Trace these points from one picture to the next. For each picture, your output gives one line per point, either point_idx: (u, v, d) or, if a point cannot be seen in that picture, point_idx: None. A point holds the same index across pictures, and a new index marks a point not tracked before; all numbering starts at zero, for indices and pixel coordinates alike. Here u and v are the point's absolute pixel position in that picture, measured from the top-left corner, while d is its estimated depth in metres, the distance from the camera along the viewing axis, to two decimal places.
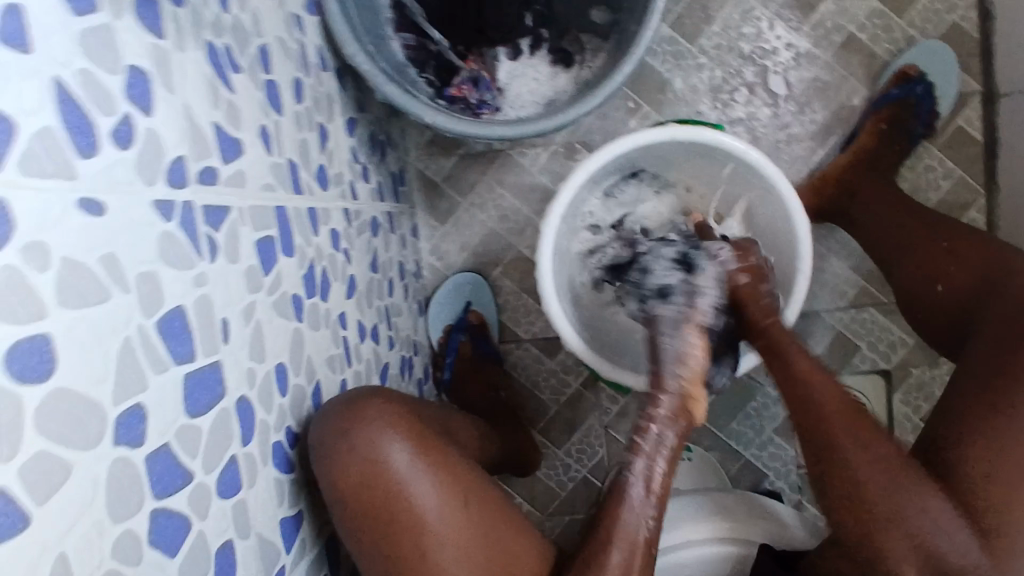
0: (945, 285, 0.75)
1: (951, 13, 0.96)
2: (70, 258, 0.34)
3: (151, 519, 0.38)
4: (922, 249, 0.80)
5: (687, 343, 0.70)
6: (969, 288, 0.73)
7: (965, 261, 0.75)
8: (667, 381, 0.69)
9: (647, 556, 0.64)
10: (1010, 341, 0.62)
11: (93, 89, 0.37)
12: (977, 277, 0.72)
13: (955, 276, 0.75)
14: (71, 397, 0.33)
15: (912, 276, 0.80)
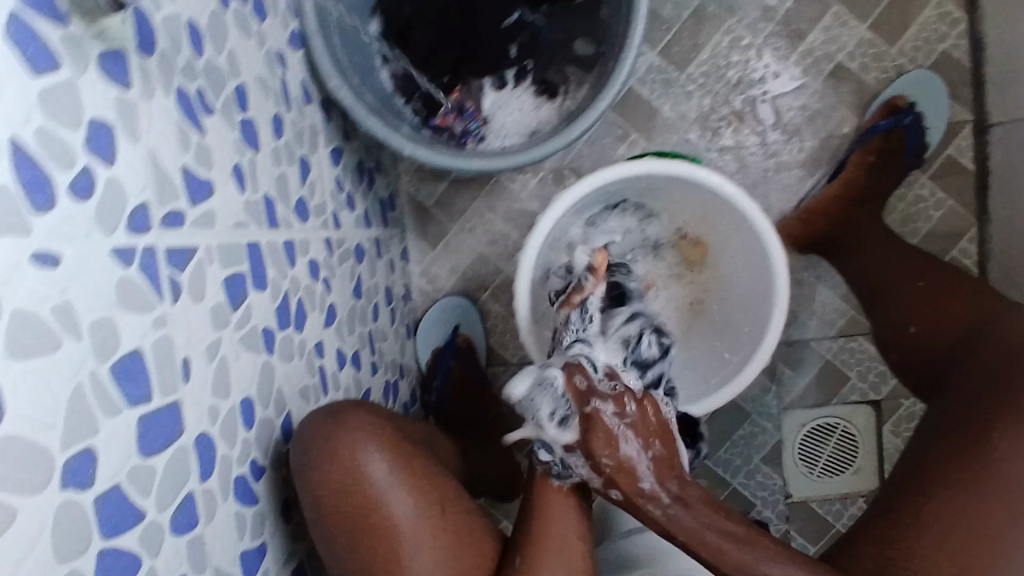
0: (927, 328, 0.79)
1: (942, 43, 0.96)
2: (21, 310, 0.36)
3: (97, 560, 0.40)
4: (908, 293, 0.83)
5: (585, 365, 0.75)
6: (951, 335, 0.76)
7: (949, 308, 0.78)
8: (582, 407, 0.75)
9: None
10: (995, 390, 0.66)
11: (51, 145, 0.39)
12: (958, 327, 0.76)
13: (939, 324, 0.78)
14: (15, 445, 0.35)
15: (892, 319, 0.83)
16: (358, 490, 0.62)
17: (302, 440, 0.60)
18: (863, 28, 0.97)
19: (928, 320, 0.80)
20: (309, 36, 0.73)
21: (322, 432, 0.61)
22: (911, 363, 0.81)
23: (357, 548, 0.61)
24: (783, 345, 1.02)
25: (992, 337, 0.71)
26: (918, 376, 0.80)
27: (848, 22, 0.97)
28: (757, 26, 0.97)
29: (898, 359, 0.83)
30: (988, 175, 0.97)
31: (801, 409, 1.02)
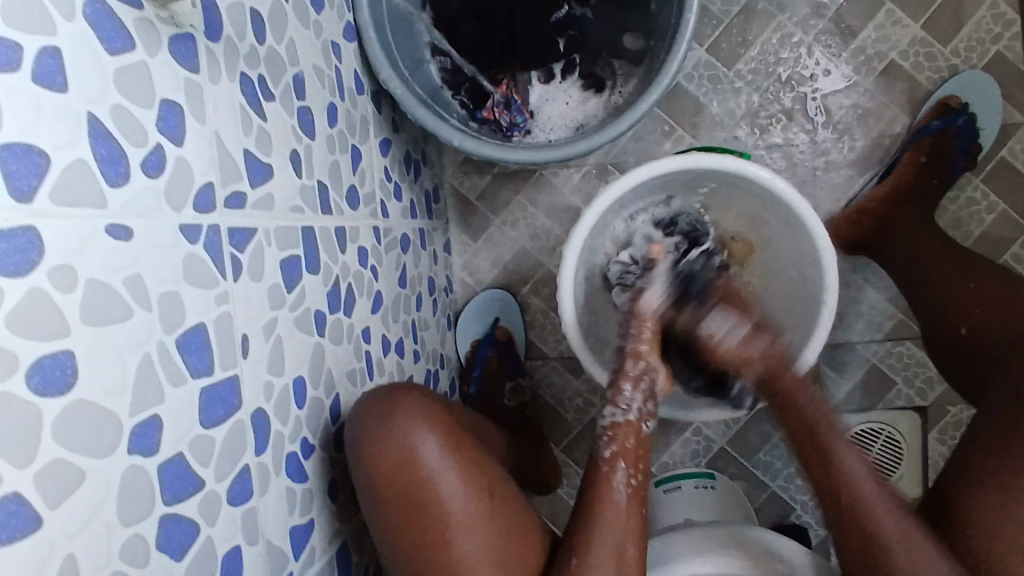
0: (969, 328, 0.77)
1: (996, 43, 0.94)
2: (95, 279, 0.37)
3: (160, 524, 0.41)
4: (952, 293, 0.81)
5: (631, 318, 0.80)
6: (993, 334, 0.74)
7: (992, 306, 0.76)
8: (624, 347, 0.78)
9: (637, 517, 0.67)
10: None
11: (124, 123, 0.40)
12: (1005, 328, 0.73)
13: (983, 322, 0.76)
14: (90, 408, 0.36)
15: (942, 321, 0.80)
16: (411, 472, 0.61)
17: (357, 423, 0.61)
18: (917, 26, 0.95)
19: (977, 320, 0.77)
20: (363, 29, 0.75)
21: (376, 414, 0.61)
22: (955, 364, 0.79)
23: (408, 530, 0.60)
24: (829, 348, 1.00)
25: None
26: (964, 375, 0.78)
27: (902, 20, 0.95)
28: (808, 23, 0.96)
29: (944, 360, 0.81)
30: None
31: (845, 413, 1.00)
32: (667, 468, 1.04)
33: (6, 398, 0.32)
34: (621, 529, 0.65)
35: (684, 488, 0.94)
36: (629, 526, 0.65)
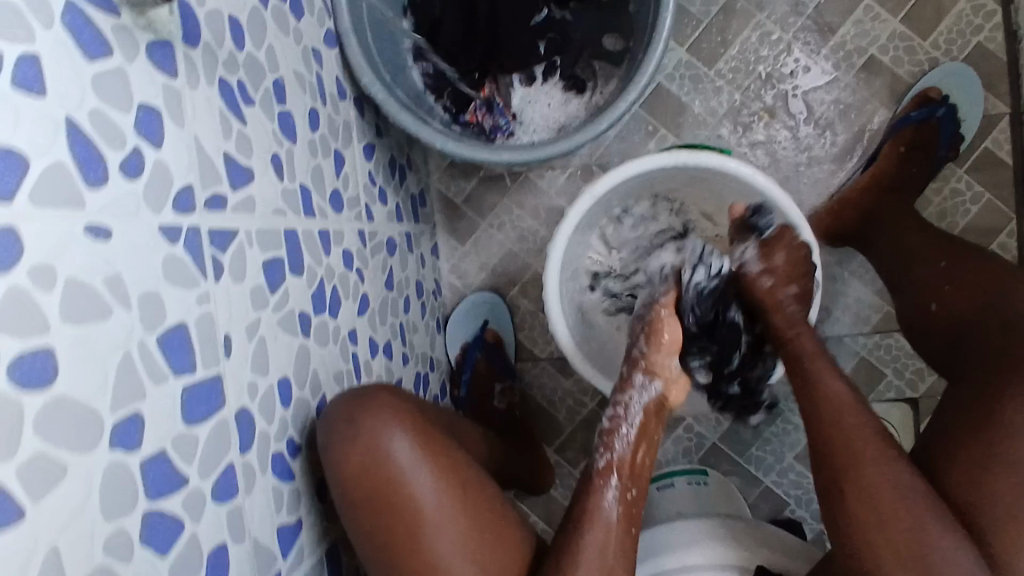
0: (939, 304, 0.77)
1: (976, 35, 0.95)
2: (74, 279, 0.38)
3: (143, 520, 0.41)
4: (926, 274, 0.81)
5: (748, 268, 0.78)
6: (964, 308, 0.74)
7: (961, 280, 0.76)
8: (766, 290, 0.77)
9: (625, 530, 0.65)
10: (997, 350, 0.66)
11: (103, 127, 0.41)
12: (978, 302, 0.72)
13: (955, 296, 0.75)
14: (71, 404, 0.37)
15: (916, 300, 0.80)
16: (384, 473, 0.61)
17: (325, 428, 0.61)
18: (895, 21, 0.96)
19: (947, 296, 0.77)
20: (344, 36, 0.76)
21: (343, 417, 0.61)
22: (927, 341, 0.79)
23: (381, 529, 0.60)
24: None
25: (1014, 309, 0.68)
26: (935, 352, 0.77)
27: (880, 15, 0.96)
28: (787, 21, 0.97)
29: (915, 339, 0.80)
30: None
31: None
32: (659, 466, 1.04)
33: None
34: (606, 533, 0.64)
35: (677, 485, 0.94)
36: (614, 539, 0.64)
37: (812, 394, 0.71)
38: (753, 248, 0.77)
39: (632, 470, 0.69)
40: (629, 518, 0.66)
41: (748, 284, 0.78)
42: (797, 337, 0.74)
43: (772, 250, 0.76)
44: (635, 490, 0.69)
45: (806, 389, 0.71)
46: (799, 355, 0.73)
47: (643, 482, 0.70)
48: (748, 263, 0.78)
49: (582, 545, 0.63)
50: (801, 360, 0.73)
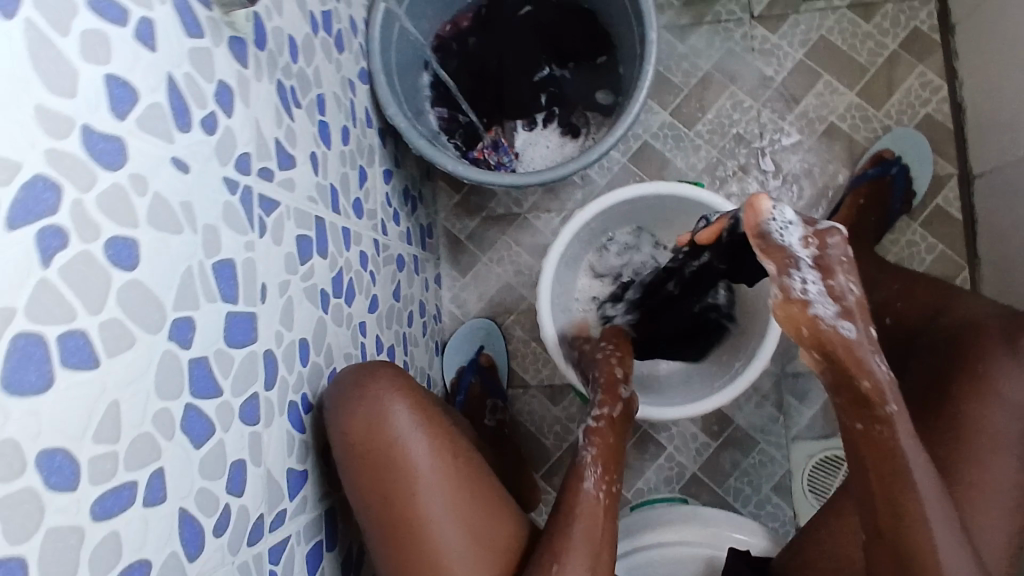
0: (893, 317, 0.86)
1: (925, 106, 1.10)
2: (159, 194, 0.47)
3: (185, 410, 0.48)
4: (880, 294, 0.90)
5: (820, 306, 0.59)
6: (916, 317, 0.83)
7: (912, 298, 0.85)
8: (840, 331, 0.59)
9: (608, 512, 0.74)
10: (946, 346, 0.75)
11: (192, 87, 0.51)
12: (926, 308, 0.83)
13: (907, 310, 0.85)
14: (145, 289, 0.44)
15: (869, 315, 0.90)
16: (383, 437, 0.67)
17: (334, 394, 0.67)
18: (852, 94, 1.11)
19: (900, 311, 0.86)
20: (374, 74, 0.88)
21: (350, 384, 0.67)
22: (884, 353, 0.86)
23: (378, 486, 0.66)
24: (790, 378, 1.08)
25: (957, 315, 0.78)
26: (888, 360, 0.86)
27: (838, 89, 1.11)
28: (757, 92, 1.12)
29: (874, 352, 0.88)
30: (976, 223, 1.07)
31: (808, 440, 1.06)
32: (642, 495, 1.08)
33: (88, 256, 0.40)
34: (594, 516, 0.73)
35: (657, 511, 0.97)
36: (601, 529, 0.72)
37: (896, 498, 0.62)
38: (812, 273, 0.59)
39: (610, 459, 0.78)
40: (609, 504, 0.74)
41: (816, 334, 0.59)
42: (890, 428, 0.61)
43: (837, 276, 0.59)
44: (613, 475, 0.76)
45: (890, 483, 0.62)
46: (888, 448, 0.61)
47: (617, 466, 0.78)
48: (814, 304, 0.59)
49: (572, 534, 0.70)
50: (891, 453, 0.61)
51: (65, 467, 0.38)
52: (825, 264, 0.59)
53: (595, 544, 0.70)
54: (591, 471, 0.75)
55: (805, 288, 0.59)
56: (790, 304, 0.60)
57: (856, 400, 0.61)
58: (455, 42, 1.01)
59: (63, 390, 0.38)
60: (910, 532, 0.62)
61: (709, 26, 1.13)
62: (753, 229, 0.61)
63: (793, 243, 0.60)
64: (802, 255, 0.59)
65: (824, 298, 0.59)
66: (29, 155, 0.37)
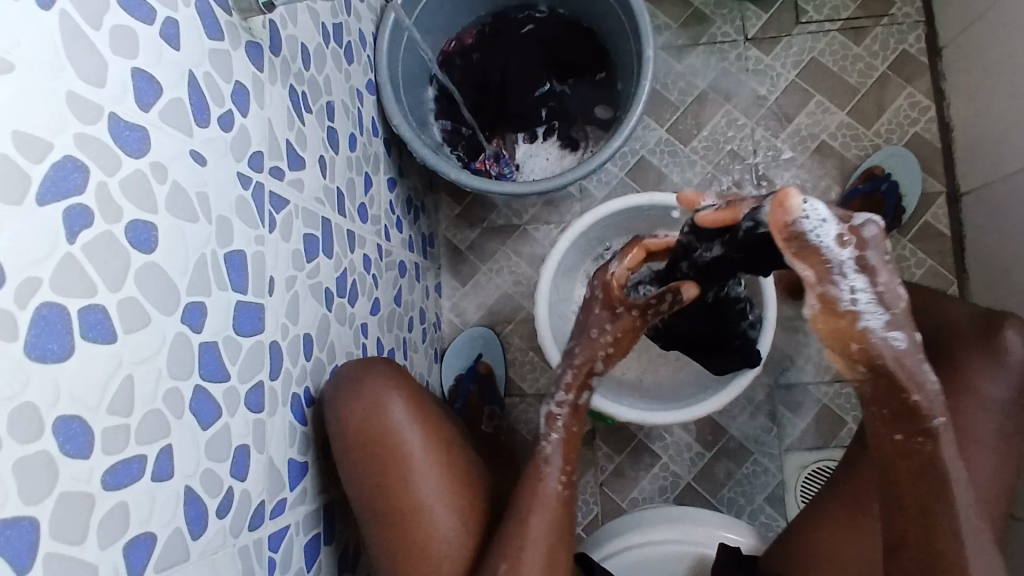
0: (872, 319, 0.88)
1: (914, 126, 1.14)
2: (177, 184, 0.49)
3: (194, 391, 0.49)
4: None
5: (870, 317, 0.54)
6: None
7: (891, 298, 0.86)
8: (892, 340, 0.55)
9: (565, 513, 0.70)
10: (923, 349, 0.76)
11: (211, 86, 0.54)
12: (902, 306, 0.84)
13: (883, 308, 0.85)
14: (160, 272, 0.46)
15: None
16: (382, 427, 0.70)
17: (333, 386, 0.69)
18: (842, 113, 1.15)
19: None
20: (381, 85, 0.91)
21: (349, 377, 0.70)
22: None
23: (374, 474, 0.69)
24: (783, 389, 1.10)
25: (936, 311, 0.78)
26: None
27: (829, 108, 1.15)
28: (750, 110, 1.16)
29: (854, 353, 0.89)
30: (964, 239, 1.10)
31: (801, 451, 1.07)
32: (636, 504, 1.09)
33: (110, 236, 0.42)
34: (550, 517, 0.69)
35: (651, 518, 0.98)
36: (559, 526, 0.69)
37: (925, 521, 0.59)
38: (858, 277, 0.54)
39: (569, 449, 0.73)
40: (568, 497, 0.71)
41: (866, 349, 0.55)
42: (933, 441, 0.58)
43: (881, 276, 0.54)
44: (572, 465, 0.72)
45: (923, 499, 0.59)
46: (928, 463, 0.58)
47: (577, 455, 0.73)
48: (865, 314, 0.54)
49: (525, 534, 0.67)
50: (932, 468, 0.58)
51: (79, 435, 0.39)
52: (867, 262, 0.54)
53: (552, 542, 0.68)
54: (551, 463, 0.71)
55: (854, 299, 0.54)
56: (839, 318, 0.55)
57: (898, 412, 0.58)
58: (459, 58, 1.05)
59: (83, 361, 0.39)
60: (944, 550, 0.58)
61: (705, 48, 1.18)
62: (784, 235, 0.53)
63: (830, 245, 0.53)
64: (842, 260, 0.54)
65: (875, 305, 0.54)
66: (59, 138, 0.39)
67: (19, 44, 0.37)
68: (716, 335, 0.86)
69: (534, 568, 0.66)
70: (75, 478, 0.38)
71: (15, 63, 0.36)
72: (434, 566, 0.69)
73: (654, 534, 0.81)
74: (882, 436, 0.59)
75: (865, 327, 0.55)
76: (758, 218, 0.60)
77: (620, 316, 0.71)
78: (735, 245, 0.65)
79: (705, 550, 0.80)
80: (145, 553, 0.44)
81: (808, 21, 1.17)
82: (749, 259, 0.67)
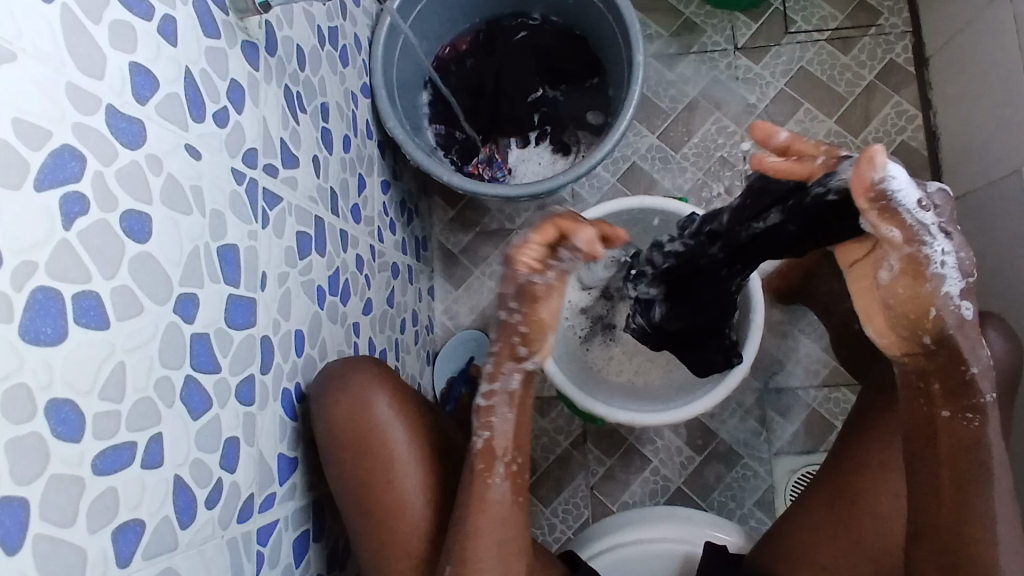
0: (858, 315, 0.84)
1: (900, 134, 1.16)
2: (173, 177, 0.50)
3: (185, 381, 0.50)
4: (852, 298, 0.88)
5: (951, 280, 0.56)
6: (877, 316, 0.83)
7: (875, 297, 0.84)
8: (964, 307, 0.57)
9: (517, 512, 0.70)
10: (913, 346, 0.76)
11: (207, 83, 0.55)
12: None
13: None
14: (153, 262, 0.47)
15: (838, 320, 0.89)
16: (365, 423, 0.70)
17: (318, 382, 0.69)
18: (831, 121, 1.17)
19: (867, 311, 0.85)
20: (375, 88, 0.92)
21: (335, 373, 0.70)
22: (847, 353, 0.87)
23: (359, 470, 0.69)
24: (773, 393, 1.10)
25: None
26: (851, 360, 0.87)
27: (817, 117, 1.17)
28: (740, 118, 1.18)
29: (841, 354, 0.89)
30: None
31: (790, 454, 1.08)
32: (627, 507, 1.09)
33: (105, 225, 0.43)
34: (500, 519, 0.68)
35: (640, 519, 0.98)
36: (509, 526, 0.68)
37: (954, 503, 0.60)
38: (942, 240, 0.56)
39: (514, 441, 0.69)
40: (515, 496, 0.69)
41: (940, 318, 0.57)
42: (979, 418, 0.59)
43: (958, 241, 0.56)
44: (517, 459, 0.70)
45: (961, 479, 0.60)
46: (970, 440, 0.59)
47: (523, 446, 0.70)
48: (946, 278, 0.56)
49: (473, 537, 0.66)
50: (973, 445, 0.59)
51: (70, 419, 0.39)
52: (943, 225, 0.56)
53: (503, 541, 0.68)
54: (495, 462, 0.68)
55: (942, 262, 0.56)
56: (922, 282, 0.57)
57: (947, 387, 0.59)
58: (454, 64, 1.07)
59: (77, 346, 0.40)
60: (974, 533, 0.60)
61: (695, 56, 1.20)
62: (870, 201, 0.53)
63: (914, 204, 0.54)
64: (927, 222, 0.55)
65: (956, 270, 0.56)
66: (59, 127, 0.40)
67: (22, 35, 0.38)
68: (707, 328, 0.87)
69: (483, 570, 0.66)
70: (66, 461, 0.39)
71: (17, 54, 0.37)
72: (411, 561, 0.70)
73: (648, 532, 0.81)
74: (927, 411, 0.61)
75: (947, 292, 0.56)
76: (830, 185, 0.59)
77: (525, 287, 0.60)
78: (797, 215, 0.65)
79: (692, 549, 0.81)
80: (134, 540, 0.44)
81: (797, 31, 1.19)
82: (804, 237, 0.67)
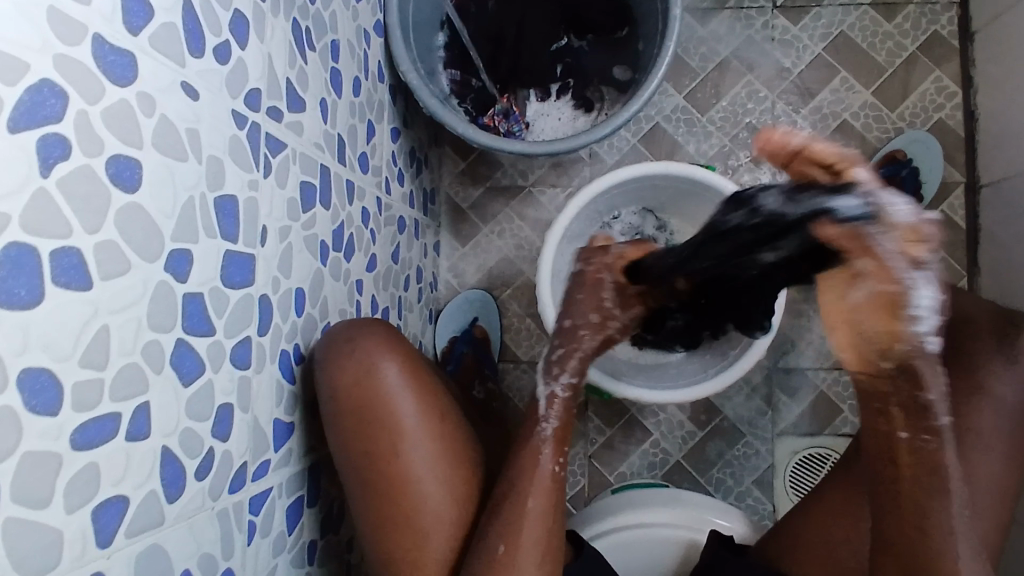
0: None
1: (938, 111, 1.09)
2: (168, 118, 0.45)
3: (176, 345, 0.46)
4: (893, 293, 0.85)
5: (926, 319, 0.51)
6: None
7: None
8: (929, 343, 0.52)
9: (558, 492, 0.69)
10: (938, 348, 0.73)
11: (208, 13, 0.49)
12: None
13: None
14: (144, 215, 0.42)
15: None
16: (372, 391, 0.67)
17: (325, 347, 0.66)
18: (867, 93, 1.11)
19: None
20: (390, 27, 0.86)
21: (342, 338, 0.67)
22: None
23: (365, 442, 0.66)
24: (781, 373, 1.08)
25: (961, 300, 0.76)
26: None
27: (854, 86, 1.11)
28: (772, 82, 1.11)
29: None
30: (979, 232, 1.08)
31: (794, 436, 1.06)
32: (624, 478, 1.08)
33: (90, 172, 0.38)
34: (548, 501, 0.68)
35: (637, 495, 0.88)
36: (550, 509, 0.68)
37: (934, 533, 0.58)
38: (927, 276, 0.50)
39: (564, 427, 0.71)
40: (561, 478, 0.70)
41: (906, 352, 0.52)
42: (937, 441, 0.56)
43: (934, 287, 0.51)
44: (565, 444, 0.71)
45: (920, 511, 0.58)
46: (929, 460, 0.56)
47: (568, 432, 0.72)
48: (919, 322, 0.51)
49: (516, 520, 0.66)
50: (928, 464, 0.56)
51: (48, 389, 0.35)
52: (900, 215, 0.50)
53: (547, 520, 0.67)
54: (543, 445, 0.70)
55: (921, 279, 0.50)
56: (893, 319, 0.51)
57: (907, 410, 0.55)
58: (474, 5, 0.98)
59: (53, 308, 0.36)
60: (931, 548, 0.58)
61: (730, 12, 1.12)
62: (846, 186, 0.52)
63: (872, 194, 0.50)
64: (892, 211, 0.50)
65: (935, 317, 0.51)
66: (38, 58, 0.34)
67: None
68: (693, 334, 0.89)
69: (526, 552, 0.65)
70: (43, 435, 0.35)
71: None
72: (423, 536, 0.68)
73: (644, 518, 0.80)
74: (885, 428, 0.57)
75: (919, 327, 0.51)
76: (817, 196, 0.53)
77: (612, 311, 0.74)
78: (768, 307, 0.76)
79: (695, 536, 0.79)
80: (117, 517, 0.41)
81: None
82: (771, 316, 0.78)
